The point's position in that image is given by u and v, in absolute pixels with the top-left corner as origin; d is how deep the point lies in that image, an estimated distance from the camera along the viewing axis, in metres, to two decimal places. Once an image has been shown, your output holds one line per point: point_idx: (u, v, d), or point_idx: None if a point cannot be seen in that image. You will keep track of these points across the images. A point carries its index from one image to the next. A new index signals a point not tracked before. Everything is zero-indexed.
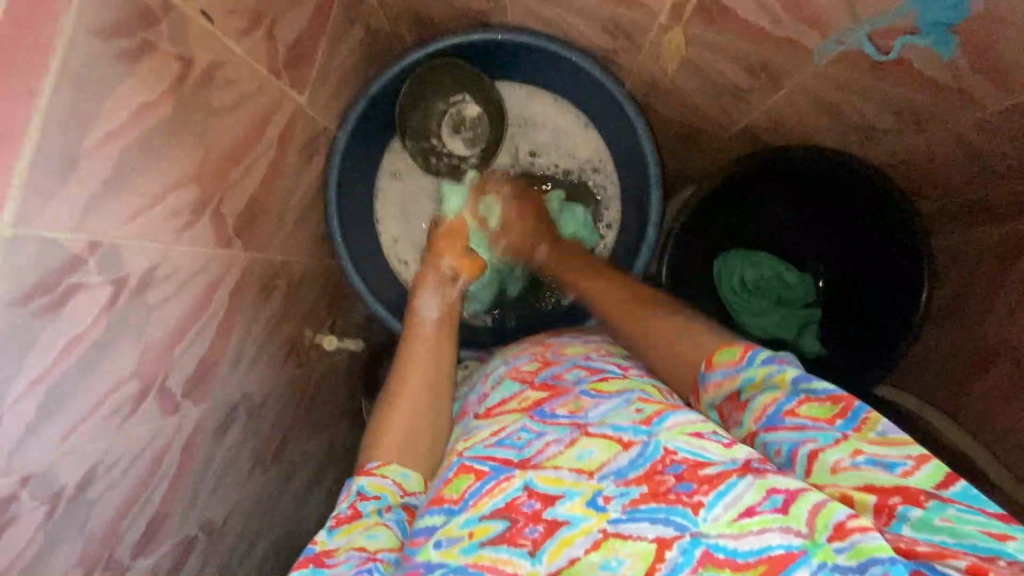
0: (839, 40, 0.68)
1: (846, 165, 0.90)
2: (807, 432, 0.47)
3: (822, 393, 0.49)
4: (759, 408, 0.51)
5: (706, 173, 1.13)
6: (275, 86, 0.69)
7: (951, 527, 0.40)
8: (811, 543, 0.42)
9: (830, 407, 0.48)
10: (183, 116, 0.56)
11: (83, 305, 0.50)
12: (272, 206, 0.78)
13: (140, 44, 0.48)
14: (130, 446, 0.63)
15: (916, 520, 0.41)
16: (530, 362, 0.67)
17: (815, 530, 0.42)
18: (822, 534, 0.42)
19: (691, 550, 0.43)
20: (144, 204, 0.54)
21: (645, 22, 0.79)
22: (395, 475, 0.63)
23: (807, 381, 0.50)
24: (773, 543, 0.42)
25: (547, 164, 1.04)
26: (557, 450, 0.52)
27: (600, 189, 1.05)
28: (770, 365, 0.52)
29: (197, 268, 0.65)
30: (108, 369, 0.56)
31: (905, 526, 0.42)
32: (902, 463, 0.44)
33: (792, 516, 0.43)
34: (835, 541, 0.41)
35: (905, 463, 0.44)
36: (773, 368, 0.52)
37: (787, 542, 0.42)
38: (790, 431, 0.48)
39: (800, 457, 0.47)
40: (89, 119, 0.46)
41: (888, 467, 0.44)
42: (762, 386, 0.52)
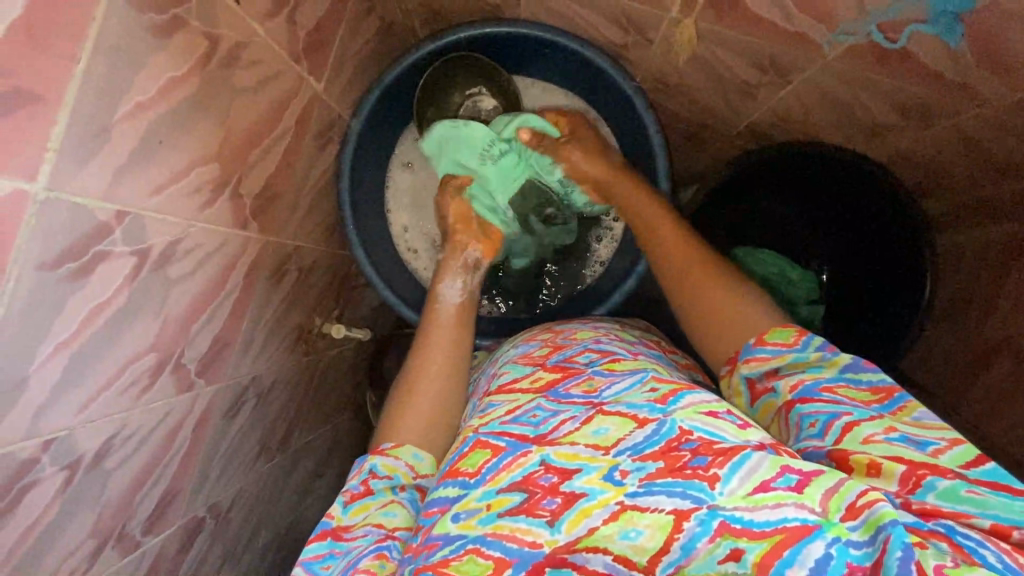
0: (847, 32, 0.69)
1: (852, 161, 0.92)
2: (843, 406, 0.50)
3: (866, 382, 0.52)
4: (801, 381, 0.53)
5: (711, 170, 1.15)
6: (294, 71, 0.71)
7: (977, 498, 0.42)
8: (826, 520, 0.42)
9: (871, 395, 0.51)
10: (208, 94, 0.57)
11: (107, 273, 0.51)
12: (288, 190, 0.80)
13: (172, 20, 0.50)
14: (146, 420, 0.64)
15: (943, 490, 0.43)
16: (542, 347, 0.69)
17: (829, 511, 0.42)
18: (836, 514, 0.42)
19: (708, 521, 0.43)
20: (169, 178, 0.55)
21: (656, 16, 0.80)
22: (409, 456, 0.64)
23: (856, 370, 0.53)
24: (788, 517, 0.42)
25: None
26: (574, 427, 0.53)
27: None
28: (824, 351, 0.55)
29: (215, 246, 0.66)
30: (128, 340, 0.57)
31: (930, 495, 0.43)
32: (935, 443, 0.46)
33: (807, 494, 0.43)
34: (849, 520, 0.42)
35: (939, 443, 0.46)
36: (827, 353, 0.55)
37: (802, 516, 0.42)
38: (825, 402, 0.51)
39: (834, 427, 0.48)
40: (122, 89, 0.47)
41: (920, 445, 0.46)
42: (809, 367, 0.55)
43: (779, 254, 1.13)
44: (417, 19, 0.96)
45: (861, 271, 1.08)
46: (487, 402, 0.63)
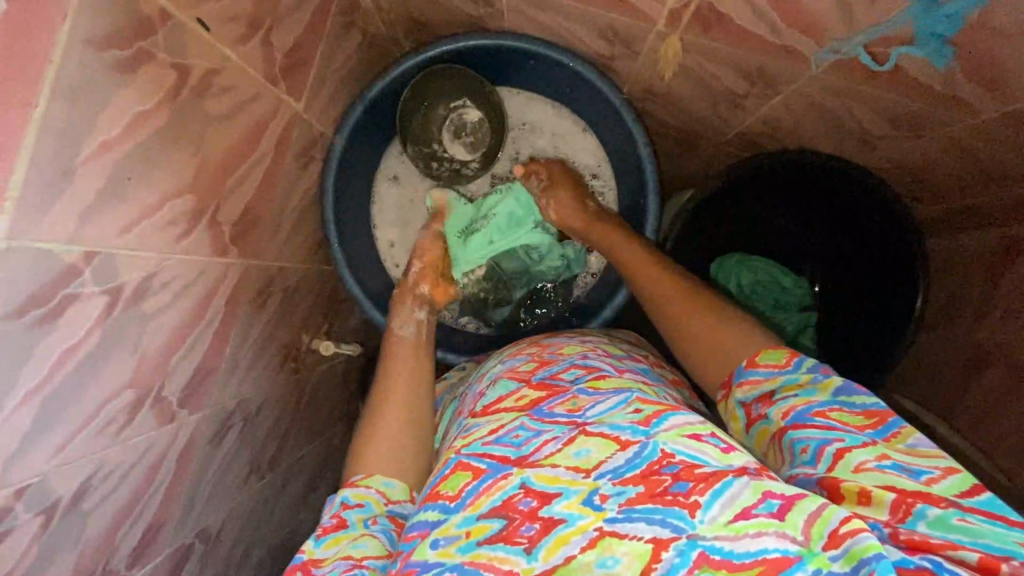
0: (835, 49, 0.68)
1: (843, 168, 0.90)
2: (836, 432, 0.48)
3: (859, 405, 0.50)
4: (791, 407, 0.52)
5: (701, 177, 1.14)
6: (272, 93, 0.69)
7: (969, 529, 0.40)
8: (808, 550, 0.41)
9: (864, 419, 0.49)
10: (180, 125, 0.55)
11: (77, 315, 0.50)
12: (270, 212, 0.78)
13: (137, 53, 0.48)
14: (126, 456, 0.63)
15: (933, 519, 0.41)
16: (528, 363, 0.67)
17: (811, 539, 0.42)
18: (818, 542, 0.42)
19: (687, 552, 0.42)
20: (140, 213, 0.53)
21: (643, 30, 0.79)
22: (378, 484, 0.63)
23: (848, 393, 0.51)
24: (769, 547, 0.42)
25: None
26: (555, 448, 0.52)
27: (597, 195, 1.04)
28: (815, 373, 0.54)
29: (193, 275, 0.64)
30: (104, 378, 0.56)
31: (920, 524, 0.42)
32: (929, 472, 0.44)
33: (788, 522, 0.43)
34: (830, 549, 0.41)
35: (933, 472, 0.44)
36: (818, 375, 0.53)
37: (783, 547, 0.41)
38: (819, 429, 0.49)
39: (825, 454, 0.47)
40: (85, 129, 0.45)
41: (914, 474, 0.44)
42: (801, 391, 0.53)
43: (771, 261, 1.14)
44: (399, 31, 0.94)
45: (856, 277, 1.07)
46: (472, 422, 0.61)
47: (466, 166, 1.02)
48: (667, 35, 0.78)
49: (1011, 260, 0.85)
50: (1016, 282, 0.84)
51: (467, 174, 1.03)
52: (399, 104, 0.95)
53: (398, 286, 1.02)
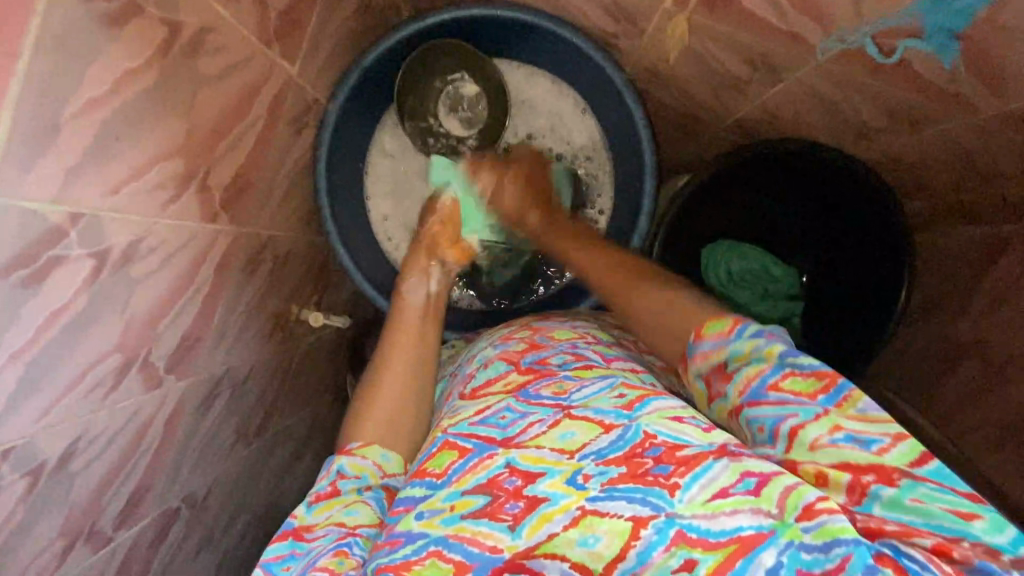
0: (840, 38, 0.68)
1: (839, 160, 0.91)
2: (789, 408, 0.49)
3: (807, 368, 0.50)
4: (745, 382, 0.52)
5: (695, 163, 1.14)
6: (265, 55, 0.66)
7: (921, 508, 0.43)
8: (781, 523, 0.43)
9: (814, 382, 0.49)
10: (169, 85, 0.53)
11: (63, 278, 0.49)
12: (261, 180, 0.76)
13: (124, 6, 0.46)
14: (112, 420, 0.62)
15: (888, 500, 0.44)
16: (517, 343, 0.68)
17: (784, 512, 0.44)
18: (790, 514, 0.44)
19: (665, 530, 0.44)
20: (128, 175, 0.52)
21: (649, 6, 0.77)
22: (376, 455, 0.64)
23: (794, 357, 0.51)
24: (744, 525, 0.44)
25: (543, 148, 1.03)
26: (541, 430, 0.53)
27: (591, 176, 1.03)
28: (759, 341, 0.53)
29: (181, 241, 0.63)
30: (90, 342, 0.55)
31: (876, 505, 0.44)
32: (880, 440, 0.46)
33: (763, 497, 0.45)
34: (803, 521, 0.43)
35: (883, 440, 0.46)
36: (762, 343, 0.53)
37: (757, 523, 0.44)
38: (772, 405, 0.50)
39: (781, 433, 0.49)
40: (69, 85, 0.43)
41: (866, 444, 0.46)
42: (749, 360, 0.53)
43: (761, 249, 1.14)
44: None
45: (846, 268, 1.08)
46: (460, 404, 0.63)
47: (463, 142, 1.00)
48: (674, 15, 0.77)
49: (998, 255, 0.87)
50: (1001, 277, 0.86)
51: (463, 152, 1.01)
52: (396, 74, 0.93)
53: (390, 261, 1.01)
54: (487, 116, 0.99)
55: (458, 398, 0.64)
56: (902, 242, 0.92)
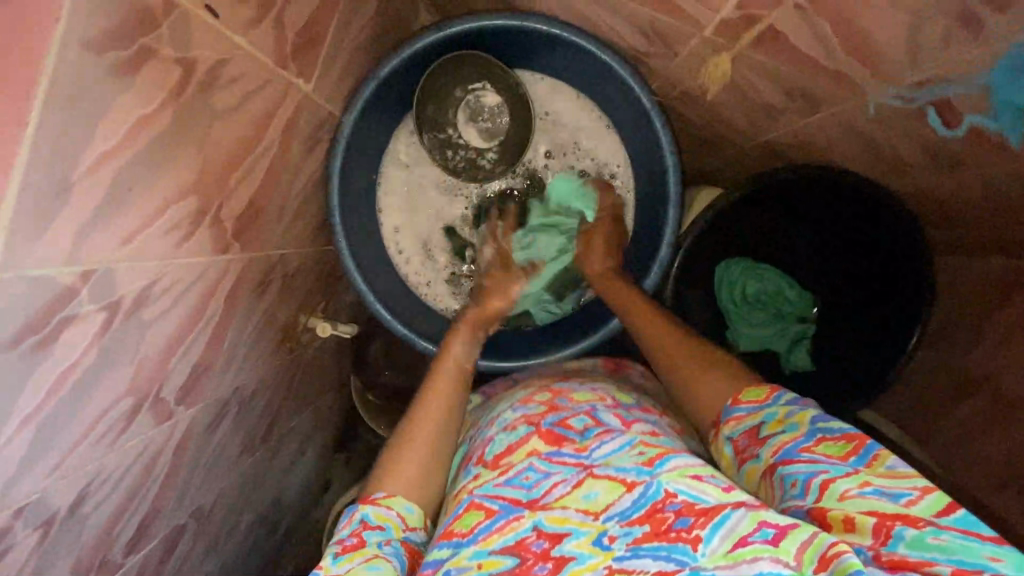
0: (900, 95, 0.64)
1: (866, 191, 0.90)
2: (820, 465, 0.51)
3: (837, 431, 0.53)
4: (779, 444, 0.54)
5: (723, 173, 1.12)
6: (281, 77, 0.62)
7: (943, 546, 0.42)
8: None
9: (845, 444, 0.52)
10: (185, 125, 0.49)
11: (75, 336, 0.46)
12: (273, 202, 0.73)
13: (139, 51, 0.41)
14: (122, 460, 0.61)
15: (911, 540, 0.43)
16: (537, 404, 0.65)
17: (803, 564, 0.43)
18: (808, 566, 0.43)
19: None
20: (142, 223, 0.49)
21: (689, 33, 0.71)
22: (400, 508, 0.61)
23: (824, 421, 0.54)
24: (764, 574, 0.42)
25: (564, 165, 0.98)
26: (564, 491, 0.53)
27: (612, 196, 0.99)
28: (794, 405, 0.57)
29: (193, 277, 0.60)
30: (102, 391, 0.53)
31: (900, 546, 0.43)
32: (908, 493, 0.46)
33: (782, 548, 0.44)
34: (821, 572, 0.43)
35: (911, 494, 0.46)
36: (796, 407, 0.57)
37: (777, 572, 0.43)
38: (804, 461, 0.52)
39: (812, 486, 0.50)
40: (82, 142, 0.39)
41: (894, 497, 0.46)
42: (784, 422, 0.56)
43: (779, 269, 1.14)
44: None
45: (866, 292, 1.08)
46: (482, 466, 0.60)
47: (483, 155, 0.98)
48: (719, 54, 0.73)
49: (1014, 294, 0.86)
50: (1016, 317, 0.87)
51: (482, 165, 0.98)
52: (416, 87, 0.90)
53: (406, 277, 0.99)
54: (508, 128, 0.96)
55: (479, 462, 0.61)
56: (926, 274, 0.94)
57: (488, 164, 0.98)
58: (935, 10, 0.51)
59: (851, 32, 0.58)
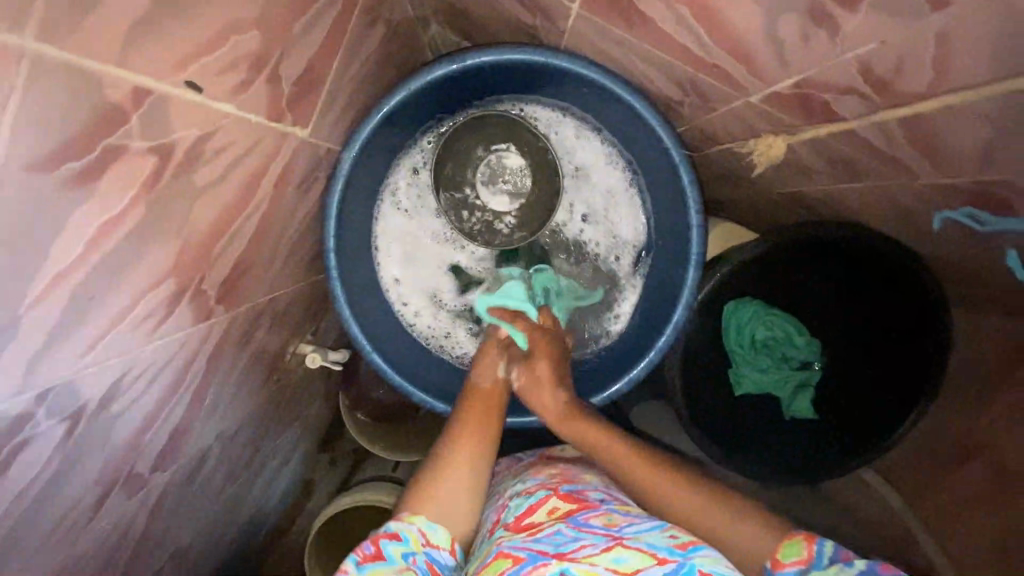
0: (971, 216, 0.61)
1: (890, 252, 0.87)
2: None
3: None
4: None
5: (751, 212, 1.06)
6: (276, 131, 0.55)
7: None
8: None
9: None
10: (161, 214, 0.43)
11: (31, 456, 0.41)
12: (263, 255, 0.67)
13: (103, 154, 0.35)
14: (89, 543, 0.57)
15: None
16: (550, 475, 0.67)
17: None
18: None
19: None
20: (109, 326, 0.42)
21: (732, 96, 0.64)
22: (422, 524, 0.57)
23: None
24: None
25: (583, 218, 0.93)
26: (593, 552, 0.52)
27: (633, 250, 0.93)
28: (838, 560, 0.53)
29: (171, 354, 0.54)
30: (66, 492, 0.48)
31: None
32: None
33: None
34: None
35: None
36: (841, 562, 0.52)
37: None
38: None
39: None
40: (34, 267, 0.33)
41: None
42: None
43: (790, 314, 1.09)
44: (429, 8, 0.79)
45: (883, 356, 1.05)
46: (502, 533, 0.60)
47: (499, 219, 0.93)
48: (774, 132, 0.67)
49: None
50: None
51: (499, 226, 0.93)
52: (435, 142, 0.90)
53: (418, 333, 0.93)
54: (529, 192, 0.92)
55: (501, 528, 0.61)
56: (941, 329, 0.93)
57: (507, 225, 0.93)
58: None
59: (920, 128, 0.52)
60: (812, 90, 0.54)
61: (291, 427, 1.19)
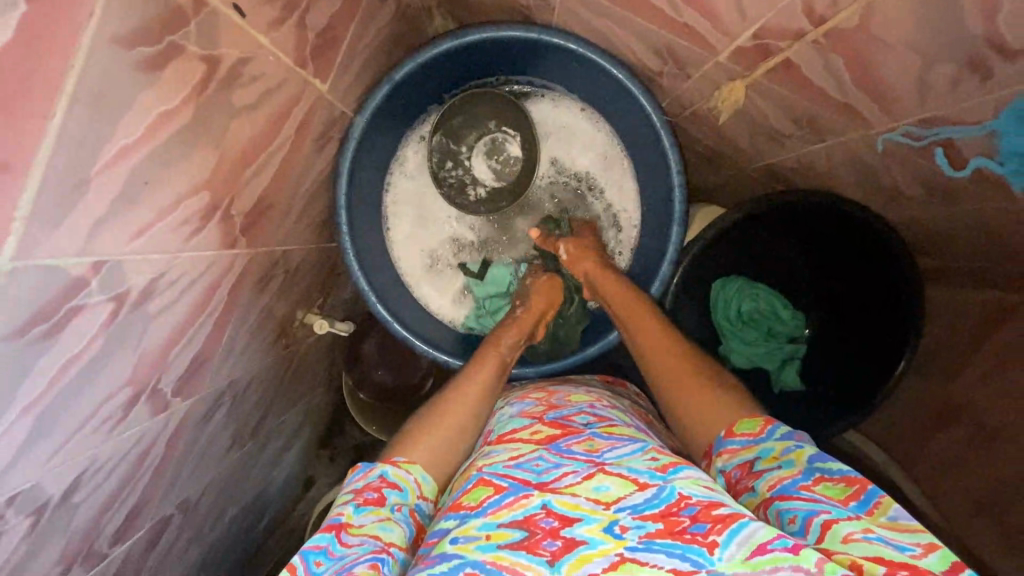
0: (907, 132, 0.65)
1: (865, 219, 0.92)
2: (821, 504, 0.50)
3: (837, 473, 0.53)
4: (776, 480, 0.54)
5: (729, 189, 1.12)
6: (300, 76, 0.63)
7: None
8: None
9: (845, 487, 0.51)
10: (205, 121, 0.50)
11: (81, 325, 0.46)
12: (282, 199, 0.73)
13: (165, 48, 0.42)
14: (117, 450, 0.61)
15: None
16: (536, 404, 0.71)
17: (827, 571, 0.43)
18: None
19: None
20: (154, 216, 0.49)
21: (702, 57, 0.73)
22: (417, 475, 0.63)
23: (824, 462, 0.54)
24: None
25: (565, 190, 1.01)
26: (574, 480, 0.54)
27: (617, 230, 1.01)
28: (788, 441, 0.58)
29: (201, 270, 0.60)
30: (105, 380, 0.53)
31: None
32: (911, 548, 0.45)
33: (802, 556, 0.44)
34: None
35: (914, 549, 0.45)
36: (792, 444, 0.57)
37: None
38: (804, 499, 0.51)
39: (814, 525, 0.49)
40: (106, 133, 0.40)
41: (899, 547, 0.45)
42: (778, 461, 0.56)
43: (772, 289, 1.15)
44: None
45: (853, 323, 1.10)
46: (489, 448, 0.64)
47: (474, 185, 1.01)
48: (734, 78, 0.74)
49: (998, 322, 0.92)
50: (1003, 344, 0.92)
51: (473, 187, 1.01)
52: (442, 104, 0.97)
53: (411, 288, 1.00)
54: (512, 174, 1.01)
55: (487, 444, 0.66)
56: (913, 296, 0.96)
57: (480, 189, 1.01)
58: (948, 51, 0.52)
59: (862, 66, 0.60)
60: (769, 39, 0.63)
61: (296, 401, 1.23)
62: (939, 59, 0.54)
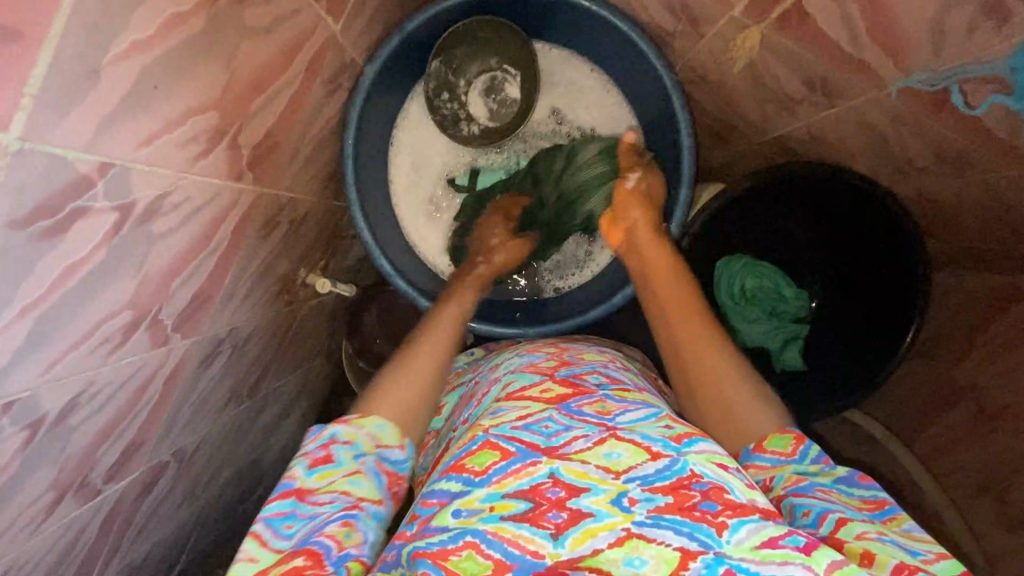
0: (923, 81, 0.64)
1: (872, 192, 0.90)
2: (837, 505, 0.50)
3: (859, 492, 0.52)
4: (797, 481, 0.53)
5: (737, 165, 1.11)
6: (312, 9, 0.63)
7: None
8: None
9: (863, 501, 0.51)
10: (215, 34, 0.50)
11: (85, 230, 0.46)
12: (290, 140, 0.73)
13: None
14: (115, 376, 0.60)
15: None
16: (547, 360, 0.68)
17: None
18: None
19: (714, 566, 0.41)
20: (161, 128, 0.48)
21: (719, 10, 0.73)
22: (372, 427, 0.58)
23: (850, 483, 0.53)
24: None
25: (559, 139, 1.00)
26: (585, 445, 0.50)
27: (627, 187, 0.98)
28: (820, 463, 0.55)
29: (205, 200, 0.60)
30: (105, 297, 0.52)
31: None
32: (924, 553, 0.46)
33: (813, 557, 0.42)
34: None
35: (926, 554, 0.46)
36: (822, 465, 0.55)
37: None
38: (819, 498, 0.51)
39: (828, 519, 0.48)
40: (118, 25, 0.40)
41: (912, 552, 0.45)
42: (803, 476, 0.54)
43: (777, 269, 1.14)
44: None
45: (859, 292, 1.10)
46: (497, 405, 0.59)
47: (469, 122, 0.99)
48: (750, 24, 0.72)
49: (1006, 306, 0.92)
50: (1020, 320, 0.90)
51: (465, 126, 0.99)
52: (444, 33, 0.91)
53: (401, 229, 1.00)
54: (507, 119, 0.98)
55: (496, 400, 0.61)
56: (920, 270, 0.94)
57: (472, 129, 0.99)
58: None
59: (879, 12, 0.59)
60: None
61: (295, 366, 1.21)
62: (955, 2, 0.54)
